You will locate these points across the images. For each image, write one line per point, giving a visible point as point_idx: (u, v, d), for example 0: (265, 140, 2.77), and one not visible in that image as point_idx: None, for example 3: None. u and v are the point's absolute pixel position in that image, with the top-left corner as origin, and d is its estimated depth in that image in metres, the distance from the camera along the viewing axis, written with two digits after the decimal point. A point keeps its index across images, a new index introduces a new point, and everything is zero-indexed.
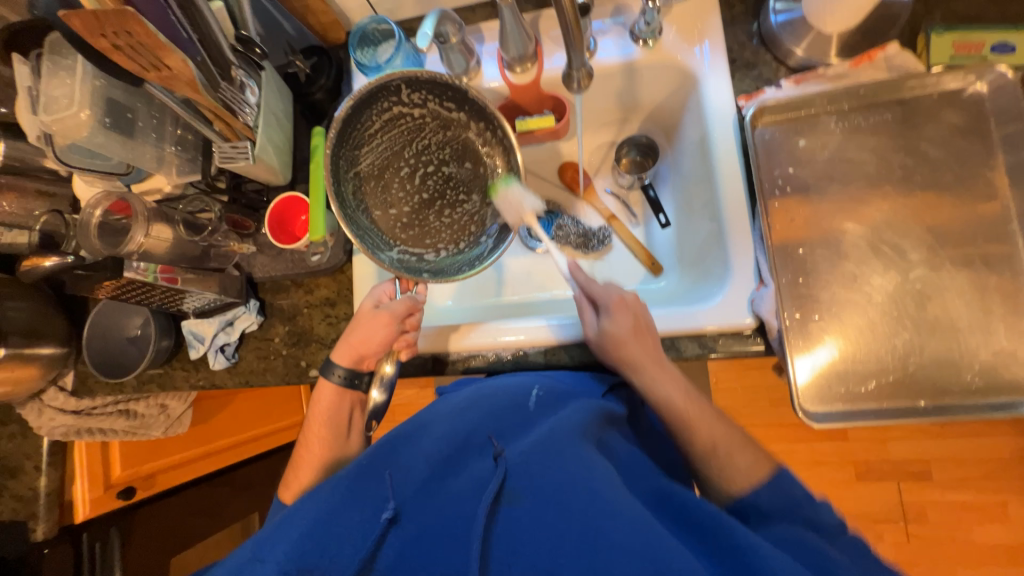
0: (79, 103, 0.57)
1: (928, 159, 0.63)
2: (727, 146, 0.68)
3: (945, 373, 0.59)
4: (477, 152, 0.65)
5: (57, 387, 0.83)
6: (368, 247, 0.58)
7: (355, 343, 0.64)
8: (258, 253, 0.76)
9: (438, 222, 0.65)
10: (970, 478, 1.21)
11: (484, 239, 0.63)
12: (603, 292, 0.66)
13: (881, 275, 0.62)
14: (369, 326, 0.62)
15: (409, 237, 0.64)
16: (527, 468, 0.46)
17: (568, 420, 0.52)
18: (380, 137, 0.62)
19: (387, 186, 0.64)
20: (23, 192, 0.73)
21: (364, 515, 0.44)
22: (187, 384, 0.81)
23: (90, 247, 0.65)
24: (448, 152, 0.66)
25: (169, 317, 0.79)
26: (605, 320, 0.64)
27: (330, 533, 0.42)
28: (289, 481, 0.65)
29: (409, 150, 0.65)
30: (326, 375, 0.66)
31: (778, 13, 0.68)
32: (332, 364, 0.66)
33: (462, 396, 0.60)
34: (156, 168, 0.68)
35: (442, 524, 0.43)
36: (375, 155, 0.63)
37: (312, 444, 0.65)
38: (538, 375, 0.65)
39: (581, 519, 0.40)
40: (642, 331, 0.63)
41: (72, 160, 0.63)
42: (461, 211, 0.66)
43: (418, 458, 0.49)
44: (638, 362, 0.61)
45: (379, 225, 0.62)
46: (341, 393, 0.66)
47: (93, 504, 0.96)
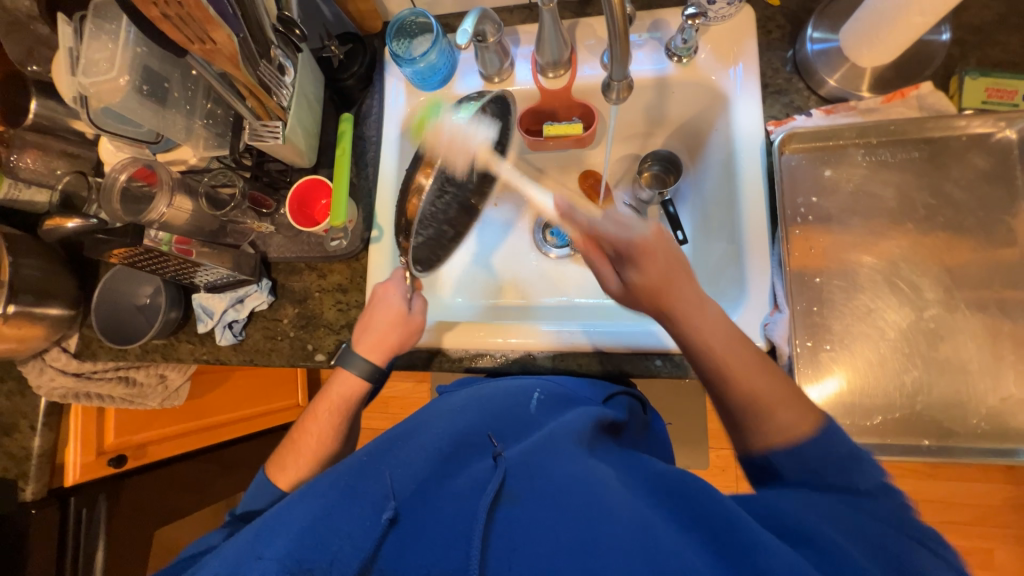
0: (119, 69, 0.58)
1: (951, 201, 0.64)
2: (753, 170, 0.68)
3: (952, 414, 0.59)
4: None
5: (61, 347, 0.83)
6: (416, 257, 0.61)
7: (386, 343, 0.66)
8: (275, 233, 0.76)
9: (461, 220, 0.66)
10: (958, 521, 1.20)
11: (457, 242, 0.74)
12: (620, 238, 0.56)
13: (895, 310, 0.62)
14: (405, 330, 0.66)
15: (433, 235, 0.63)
16: (528, 471, 0.46)
17: (569, 427, 0.52)
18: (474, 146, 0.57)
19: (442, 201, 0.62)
20: (48, 150, 0.74)
21: (363, 512, 0.43)
22: (191, 357, 0.81)
23: (110, 211, 0.66)
24: None
25: (180, 288, 0.79)
26: (633, 273, 0.57)
27: (330, 528, 0.41)
28: (285, 465, 0.63)
29: None
30: (344, 364, 0.66)
31: (815, 42, 0.68)
32: (352, 355, 0.66)
33: (458, 399, 0.61)
34: (184, 138, 0.67)
35: (443, 525, 0.42)
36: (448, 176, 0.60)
37: (316, 431, 0.65)
38: (540, 380, 0.66)
39: (581, 520, 0.40)
40: (673, 265, 0.56)
41: (105, 124, 0.64)
42: None
43: (416, 456, 0.49)
44: (688, 305, 0.55)
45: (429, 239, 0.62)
46: (351, 381, 0.66)
47: (85, 469, 0.96)
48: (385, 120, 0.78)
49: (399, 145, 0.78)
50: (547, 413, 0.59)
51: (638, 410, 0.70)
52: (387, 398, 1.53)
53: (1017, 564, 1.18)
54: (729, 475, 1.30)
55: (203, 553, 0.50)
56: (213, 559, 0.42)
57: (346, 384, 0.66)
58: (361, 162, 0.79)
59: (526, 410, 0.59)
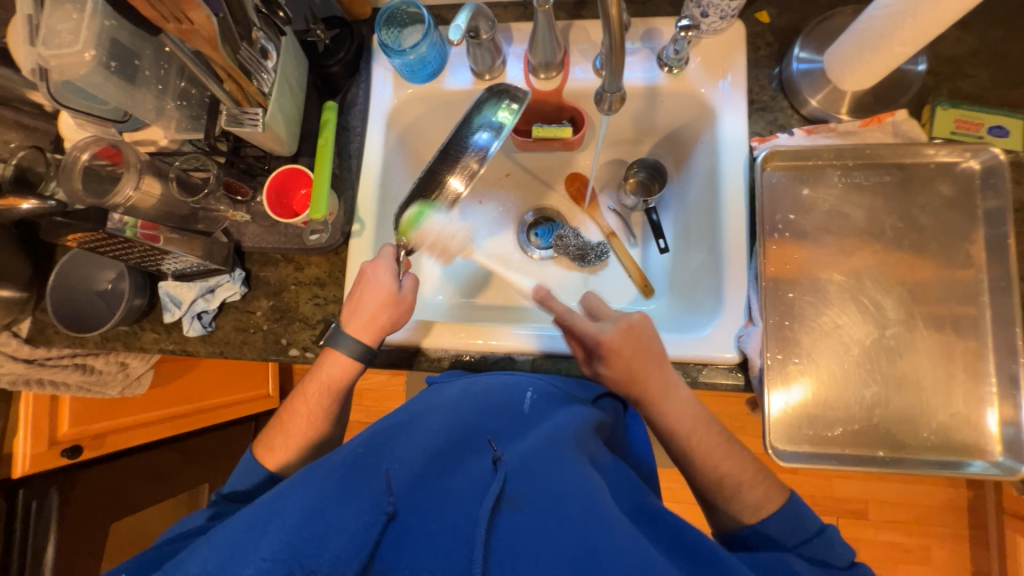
0: (85, 42, 0.54)
1: (917, 225, 0.67)
2: (735, 185, 0.70)
3: (905, 427, 0.63)
4: None
5: (11, 332, 0.78)
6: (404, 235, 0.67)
7: (378, 323, 0.64)
8: (250, 222, 0.74)
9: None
10: (902, 521, 1.29)
11: None
12: (587, 334, 0.62)
13: (860, 327, 0.65)
14: (397, 310, 0.64)
15: None
16: (527, 475, 0.47)
17: (566, 431, 0.53)
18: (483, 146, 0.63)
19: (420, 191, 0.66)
20: (4, 123, 0.69)
21: (360, 509, 0.42)
22: (155, 347, 0.77)
23: (70, 190, 0.62)
24: None
25: (145, 275, 0.76)
26: (603, 365, 0.61)
27: (329, 525, 0.40)
28: (273, 445, 0.62)
29: None
30: (335, 345, 0.63)
31: (800, 62, 0.70)
32: (341, 335, 0.64)
33: (451, 392, 0.59)
34: (155, 119, 0.64)
35: (442, 523, 0.42)
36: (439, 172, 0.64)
37: (305, 413, 0.63)
38: (529, 377, 0.65)
39: (583, 531, 0.41)
40: (638, 359, 0.60)
41: (67, 100, 0.59)
42: None
43: (413, 453, 0.48)
44: (652, 388, 0.60)
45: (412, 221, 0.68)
46: (342, 364, 0.64)
47: (35, 459, 0.91)
48: (371, 111, 0.76)
49: (384, 138, 0.76)
50: (539, 410, 0.58)
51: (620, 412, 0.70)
52: (361, 391, 1.50)
53: (952, 562, 1.27)
54: None
55: (192, 534, 0.51)
56: (198, 550, 0.39)
57: (335, 365, 0.64)
58: (344, 152, 0.76)
59: (520, 408, 0.58)
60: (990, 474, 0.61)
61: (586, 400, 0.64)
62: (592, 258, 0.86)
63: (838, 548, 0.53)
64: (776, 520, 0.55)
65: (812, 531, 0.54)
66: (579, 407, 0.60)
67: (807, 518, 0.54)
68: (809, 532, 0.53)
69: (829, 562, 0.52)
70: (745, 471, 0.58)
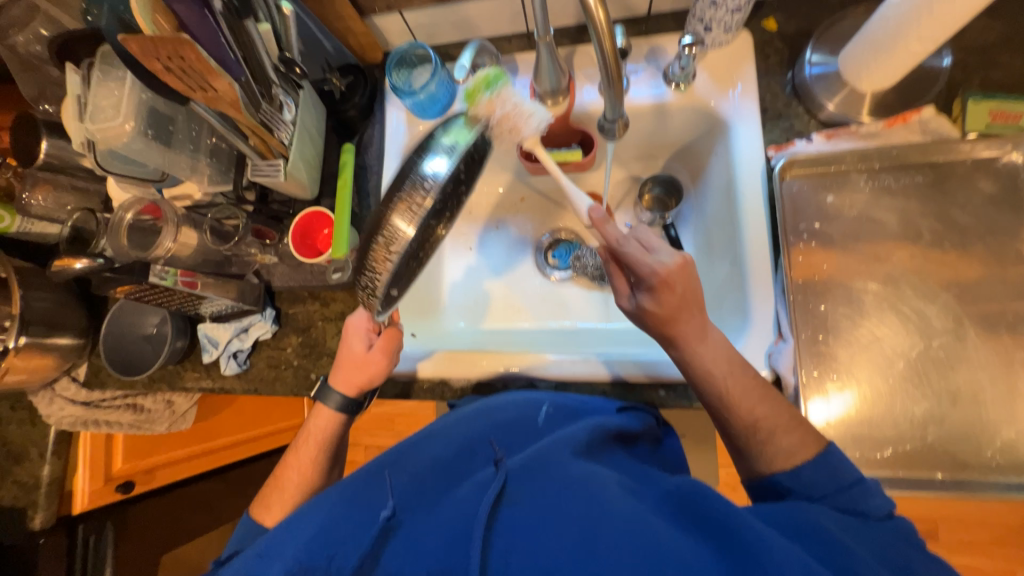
0: (125, 115, 0.59)
1: (957, 226, 0.62)
2: (754, 194, 0.68)
3: (965, 446, 0.58)
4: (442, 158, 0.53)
5: (70, 377, 0.85)
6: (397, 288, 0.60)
7: (353, 383, 0.64)
8: (279, 263, 0.77)
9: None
10: (979, 542, 1.17)
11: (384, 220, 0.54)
12: (642, 265, 0.54)
13: (902, 338, 0.61)
14: (367, 372, 0.64)
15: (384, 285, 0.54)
16: (528, 476, 0.46)
17: (573, 438, 0.52)
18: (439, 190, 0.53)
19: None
20: (58, 186, 0.76)
21: (365, 515, 0.43)
22: (196, 386, 0.81)
23: (117, 246, 0.67)
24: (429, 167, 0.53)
25: (187, 319, 0.81)
26: (645, 299, 0.55)
27: (336, 533, 0.42)
28: (269, 503, 0.62)
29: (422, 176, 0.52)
30: (323, 401, 0.65)
31: (813, 66, 0.68)
32: (329, 390, 0.65)
33: (466, 410, 0.61)
34: (189, 176, 0.70)
35: (443, 526, 0.42)
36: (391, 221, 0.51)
37: (298, 468, 0.63)
38: (552, 393, 0.65)
39: (581, 520, 0.40)
40: (690, 301, 0.54)
41: (111, 165, 0.66)
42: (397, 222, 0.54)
43: (422, 467, 0.50)
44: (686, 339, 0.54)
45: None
46: (331, 418, 0.65)
47: (94, 495, 0.97)
48: (386, 149, 0.79)
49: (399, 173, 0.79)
50: (554, 423, 0.58)
51: (654, 426, 0.66)
52: (392, 416, 1.52)
53: None
54: (739, 493, 1.27)
55: None
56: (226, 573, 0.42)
57: (323, 419, 0.65)
58: (363, 192, 0.79)
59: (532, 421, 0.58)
60: None
61: (614, 410, 0.63)
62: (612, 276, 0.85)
63: (877, 499, 0.46)
64: (810, 465, 0.48)
65: (849, 482, 0.46)
66: (596, 417, 0.58)
67: (844, 468, 0.47)
68: (844, 481, 0.46)
69: (868, 513, 0.45)
70: (799, 439, 0.50)
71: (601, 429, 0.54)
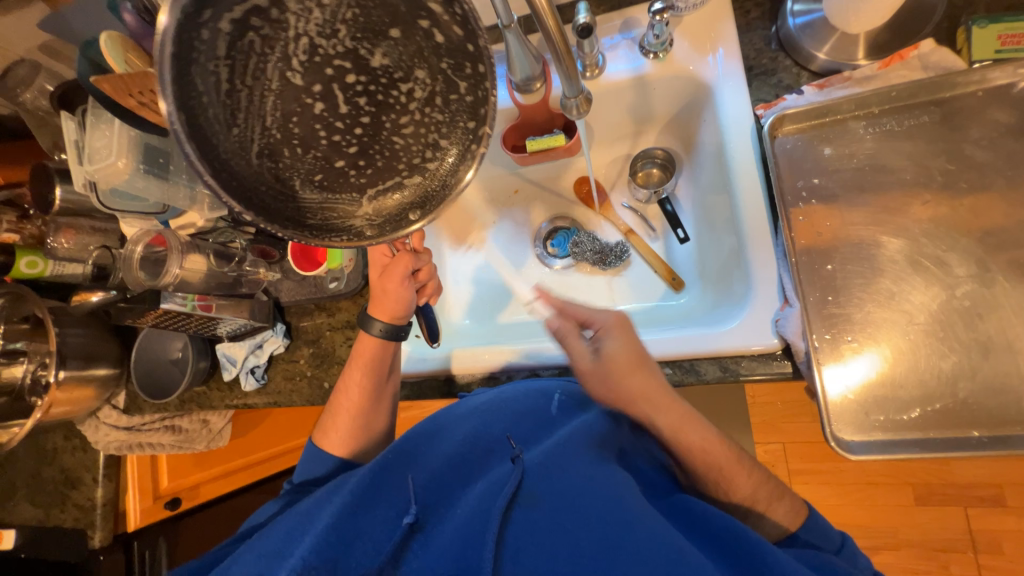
0: (117, 152, 0.65)
1: (973, 163, 0.58)
2: (746, 160, 0.65)
3: (1002, 401, 0.53)
4: (400, 18, 0.32)
5: (111, 405, 0.90)
6: (338, 235, 0.36)
7: (387, 308, 0.65)
8: (283, 278, 0.81)
9: (404, 144, 0.36)
10: None
11: (263, 103, 0.33)
12: (592, 315, 0.58)
13: (922, 291, 0.57)
14: (393, 299, 0.64)
15: (266, 197, 0.34)
16: (546, 473, 0.46)
17: (592, 429, 0.51)
18: (371, 49, 0.33)
19: (308, 144, 0.35)
20: (80, 229, 0.80)
21: (387, 515, 0.46)
22: (222, 404, 0.85)
23: (133, 278, 0.70)
24: (352, 22, 0.32)
25: (206, 340, 0.84)
26: (604, 344, 0.56)
27: (355, 530, 0.44)
28: (325, 428, 0.66)
29: (323, 25, 0.32)
30: (365, 330, 0.65)
31: (796, 16, 0.64)
32: (370, 320, 0.65)
33: (481, 398, 0.59)
34: (190, 206, 0.74)
35: (458, 525, 0.44)
36: (262, 65, 0.32)
37: (352, 389, 0.65)
38: (560, 381, 0.63)
39: (602, 526, 0.41)
40: (642, 355, 0.55)
41: (114, 204, 0.71)
42: (295, 114, 0.34)
43: (437, 459, 0.51)
44: (649, 397, 0.54)
45: (330, 203, 0.37)
46: (375, 343, 0.65)
47: (144, 513, 1.04)
48: None
49: None
50: (568, 414, 0.57)
51: None
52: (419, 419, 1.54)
53: None
54: (779, 470, 1.19)
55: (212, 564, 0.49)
56: (247, 548, 0.45)
57: (368, 344, 0.65)
58: None
59: (547, 411, 0.57)
60: None
61: None
62: (613, 259, 0.83)
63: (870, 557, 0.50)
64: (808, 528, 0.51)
65: (839, 542, 0.50)
66: (616, 403, 0.57)
67: (831, 529, 0.51)
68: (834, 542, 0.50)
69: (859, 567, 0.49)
70: (789, 509, 0.52)
71: (616, 420, 0.54)
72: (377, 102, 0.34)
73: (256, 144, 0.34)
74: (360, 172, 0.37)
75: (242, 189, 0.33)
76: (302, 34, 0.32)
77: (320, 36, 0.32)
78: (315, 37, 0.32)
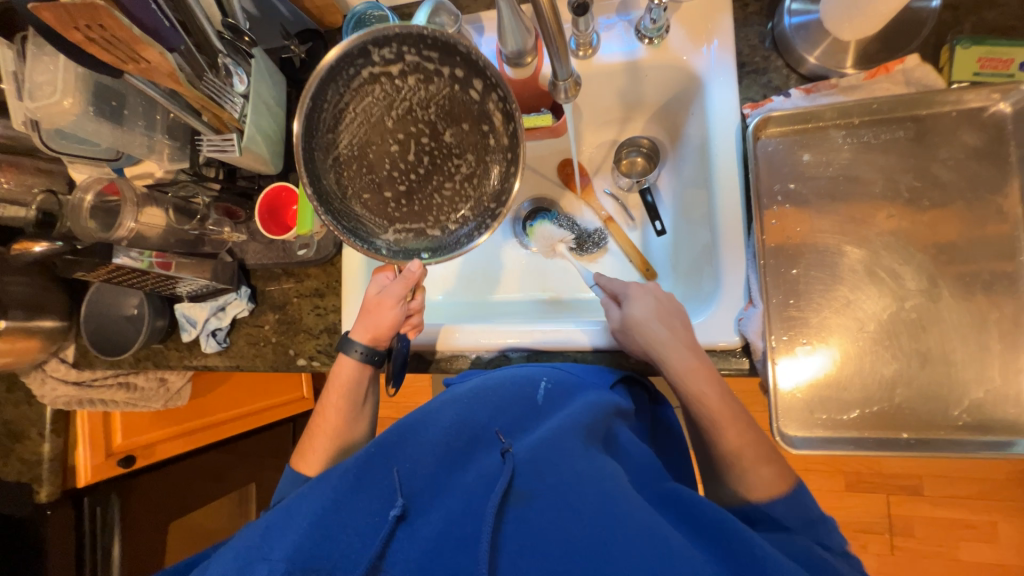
0: (63, 90, 0.58)
1: (938, 182, 0.60)
2: (728, 158, 0.65)
3: (933, 406, 0.57)
4: (469, 119, 0.52)
5: (59, 358, 0.86)
6: (360, 241, 0.52)
7: (367, 330, 0.63)
8: (250, 240, 0.77)
9: (439, 201, 0.55)
10: (960, 495, 1.18)
11: (361, 136, 0.52)
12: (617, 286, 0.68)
13: (876, 301, 0.60)
14: (375, 322, 0.62)
15: (330, 188, 0.51)
16: (533, 468, 0.47)
17: (578, 421, 0.52)
18: (440, 133, 0.53)
19: (375, 169, 0.53)
20: (22, 169, 0.74)
21: (373, 510, 0.45)
22: (181, 364, 0.83)
23: (82, 228, 0.67)
24: (438, 113, 0.52)
25: (164, 299, 0.80)
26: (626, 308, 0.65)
27: (339, 525, 0.43)
28: (303, 452, 0.65)
29: (421, 109, 0.52)
30: (343, 351, 0.65)
31: (792, 15, 0.64)
32: (350, 341, 0.64)
33: (465, 388, 0.60)
34: (147, 154, 0.68)
35: (448, 524, 0.43)
36: (371, 108, 0.51)
37: (329, 413, 0.65)
38: (548, 367, 0.65)
39: (593, 519, 0.41)
40: (659, 312, 0.62)
41: (61, 146, 0.64)
42: (380, 151, 0.53)
43: (423, 449, 0.50)
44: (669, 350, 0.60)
45: (368, 214, 0.53)
46: (352, 367, 0.65)
47: (94, 470, 0.99)
48: None
49: None
50: (554, 403, 0.58)
51: (643, 399, 0.69)
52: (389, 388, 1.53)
53: (1021, 538, 1.16)
54: None
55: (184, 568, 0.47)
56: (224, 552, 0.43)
57: (347, 370, 0.65)
58: None
59: (534, 402, 0.58)
60: None
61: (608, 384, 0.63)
62: (589, 246, 0.83)
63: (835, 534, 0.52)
64: (784, 508, 0.53)
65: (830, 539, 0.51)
66: (601, 395, 0.59)
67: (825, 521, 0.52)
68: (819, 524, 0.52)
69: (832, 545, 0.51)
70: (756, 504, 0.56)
71: (605, 408, 0.55)
72: (432, 165, 0.54)
73: (342, 154, 0.52)
74: (397, 205, 0.54)
75: (314, 174, 0.49)
76: (405, 102, 0.52)
77: (416, 109, 0.52)
78: (412, 108, 0.52)
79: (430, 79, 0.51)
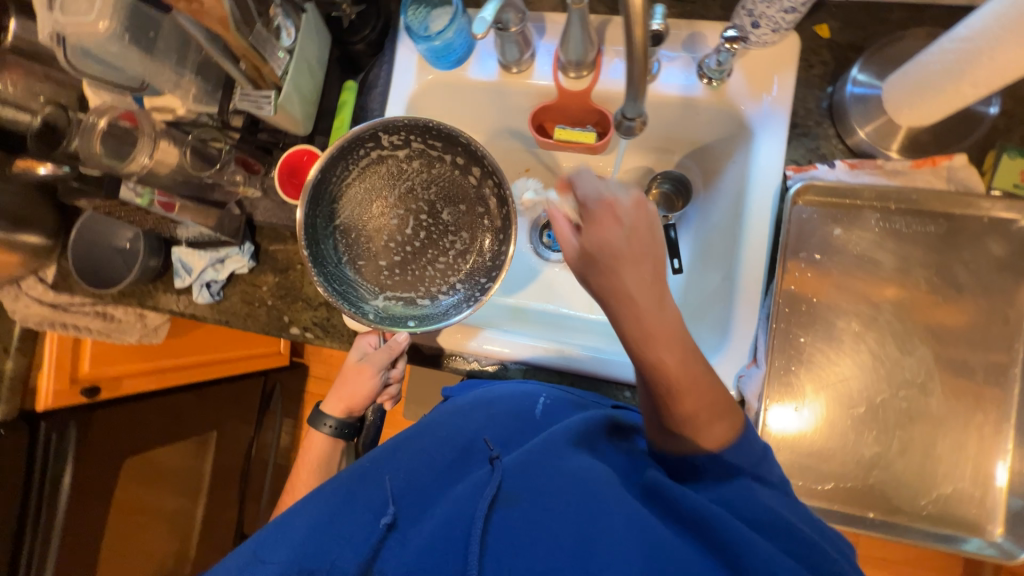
0: (99, 12, 0.54)
1: (954, 282, 0.61)
2: (761, 213, 0.66)
3: (903, 492, 0.60)
4: (464, 200, 0.63)
5: (37, 277, 0.82)
6: (350, 304, 0.57)
7: (342, 402, 0.71)
8: (263, 198, 0.74)
9: (432, 269, 0.63)
10: (894, 559, 1.25)
11: (363, 209, 0.62)
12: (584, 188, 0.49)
13: (872, 384, 0.62)
14: (351, 395, 0.70)
15: (328, 253, 0.59)
16: (520, 475, 0.48)
17: (567, 430, 0.52)
18: (436, 210, 0.63)
19: (373, 240, 0.62)
20: (31, 74, 0.69)
21: (365, 519, 0.45)
22: (167, 307, 0.79)
23: (89, 151, 0.62)
24: (435, 193, 0.63)
25: (160, 238, 0.77)
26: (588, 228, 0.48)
27: (334, 535, 0.44)
28: None
29: (421, 187, 0.63)
30: (315, 426, 0.72)
31: (857, 85, 0.64)
32: (322, 416, 0.72)
33: (465, 400, 0.61)
34: (172, 89, 0.65)
35: (436, 528, 0.44)
36: (377, 184, 0.62)
37: (299, 490, 0.70)
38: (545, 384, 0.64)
39: (578, 521, 0.42)
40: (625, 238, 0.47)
41: (84, 67, 0.59)
42: (378, 222, 0.62)
43: (417, 463, 0.51)
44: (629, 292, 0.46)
45: (361, 279, 0.61)
46: (324, 442, 0.72)
47: (55, 394, 0.97)
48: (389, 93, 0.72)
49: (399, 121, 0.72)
50: (551, 416, 0.58)
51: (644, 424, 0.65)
52: None
53: None
54: None
55: None
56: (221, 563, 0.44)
57: (318, 447, 0.72)
58: None
59: (531, 414, 0.58)
60: (987, 554, 0.58)
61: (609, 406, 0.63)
62: None
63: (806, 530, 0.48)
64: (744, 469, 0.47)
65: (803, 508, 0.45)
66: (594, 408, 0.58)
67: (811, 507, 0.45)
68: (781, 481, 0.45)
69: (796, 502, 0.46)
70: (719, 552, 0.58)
71: (600, 419, 0.55)
72: (427, 240, 0.63)
73: (344, 224, 0.61)
74: (391, 274, 0.62)
75: (315, 239, 0.58)
76: (408, 182, 0.63)
77: (417, 189, 0.63)
78: (414, 188, 0.63)
79: (431, 165, 0.62)
